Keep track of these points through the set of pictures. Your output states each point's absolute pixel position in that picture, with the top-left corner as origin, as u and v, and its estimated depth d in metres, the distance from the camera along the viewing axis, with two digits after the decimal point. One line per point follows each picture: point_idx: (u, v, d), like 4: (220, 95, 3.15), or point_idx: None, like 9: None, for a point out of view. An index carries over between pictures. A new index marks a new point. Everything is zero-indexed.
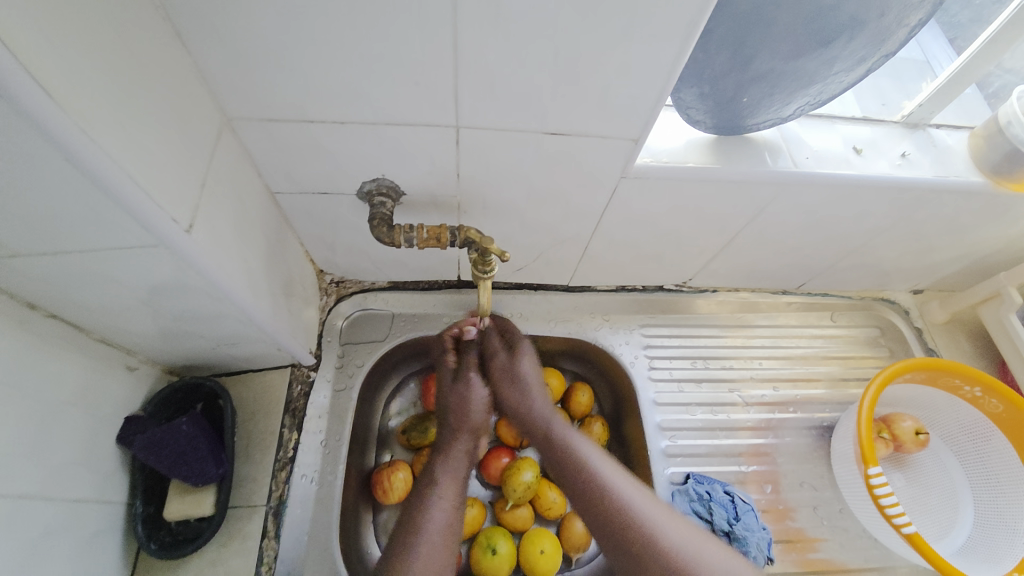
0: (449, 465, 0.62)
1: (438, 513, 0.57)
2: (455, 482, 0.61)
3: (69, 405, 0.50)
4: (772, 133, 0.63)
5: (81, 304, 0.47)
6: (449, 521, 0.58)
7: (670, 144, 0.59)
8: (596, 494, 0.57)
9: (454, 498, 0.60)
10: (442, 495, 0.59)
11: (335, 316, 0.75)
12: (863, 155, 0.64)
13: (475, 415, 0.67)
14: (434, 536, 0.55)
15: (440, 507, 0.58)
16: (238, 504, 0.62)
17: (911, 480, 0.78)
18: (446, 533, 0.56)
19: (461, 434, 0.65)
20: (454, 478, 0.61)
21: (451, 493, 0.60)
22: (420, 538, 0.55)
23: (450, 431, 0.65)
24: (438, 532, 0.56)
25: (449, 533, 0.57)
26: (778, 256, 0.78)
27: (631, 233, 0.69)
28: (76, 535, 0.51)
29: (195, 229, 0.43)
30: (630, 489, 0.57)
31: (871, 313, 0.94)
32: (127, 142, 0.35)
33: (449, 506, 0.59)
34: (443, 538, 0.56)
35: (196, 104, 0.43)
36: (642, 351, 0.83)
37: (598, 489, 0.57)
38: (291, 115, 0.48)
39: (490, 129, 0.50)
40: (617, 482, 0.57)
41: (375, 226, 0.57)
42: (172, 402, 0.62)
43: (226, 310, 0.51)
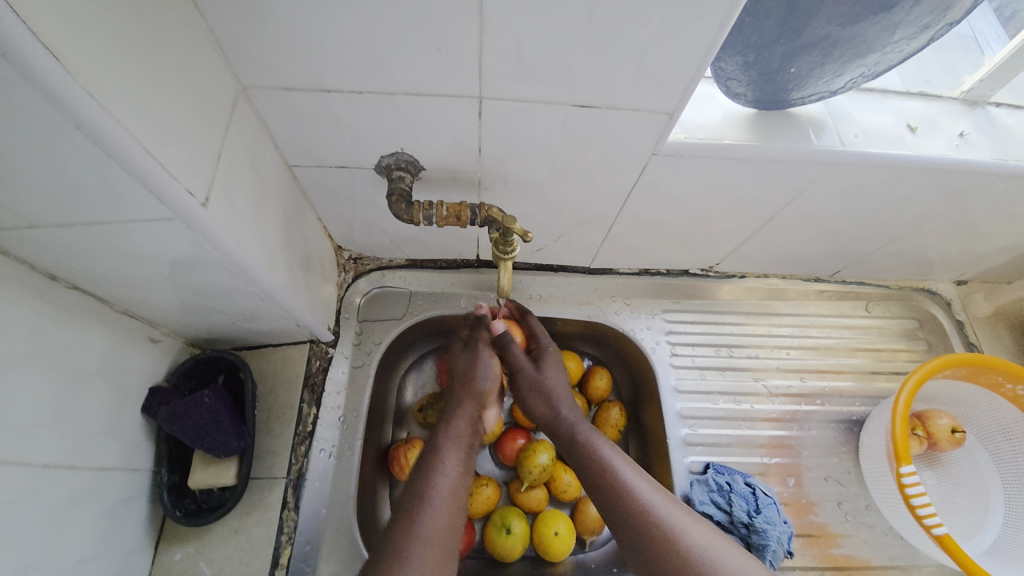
0: (454, 434, 0.61)
1: (445, 477, 0.56)
2: (460, 452, 0.59)
3: (94, 375, 0.51)
4: (818, 108, 0.59)
5: (102, 277, 0.47)
6: (455, 486, 0.56)
7: (706, 119, 0.55)
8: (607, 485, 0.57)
9: (460, 464, 0.58)
10: (448, 461, 0.58)
11: (353, 293, 0.75)
12: (917, 134, 0.59)
13: (483, 386, 0.66)
14: (441, 500, 0.54)
15: (447, 473, 0.57)
16: (259, 476, 0.63)
17: (943, 478, 0.74)
18: (453, 497, 0.55)
19: (467, 402, 0.64)
20: (459, 446, 0.60)
21: (457, 461, 0.58)
22: (429, 503, 0.53)
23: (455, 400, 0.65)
24: (445, 497, 0.55)
25: (455, 498, 0.55)
26: (814, 241, 0.74)
27: (658, 214, 0.65)
28: (103, 500, 0.52)
29: (211, 202, 0.42)
30: (638, 481, 0.57)
31: (910, 304, 0.89)
32: (140, 110, 0.34)
33: (456, 470, 0.57)
34: (450, 502, 0.55)
35: (211, 71, 0.42)
36: (664, 337, 0.81)
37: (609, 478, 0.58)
38: (308, 84, 0.46)
39: (514, 101, 0.48)
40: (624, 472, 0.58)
41: (393, 202, 0.55)
42: (195, 374, 0.63)
43: (244, 285, 0.51)
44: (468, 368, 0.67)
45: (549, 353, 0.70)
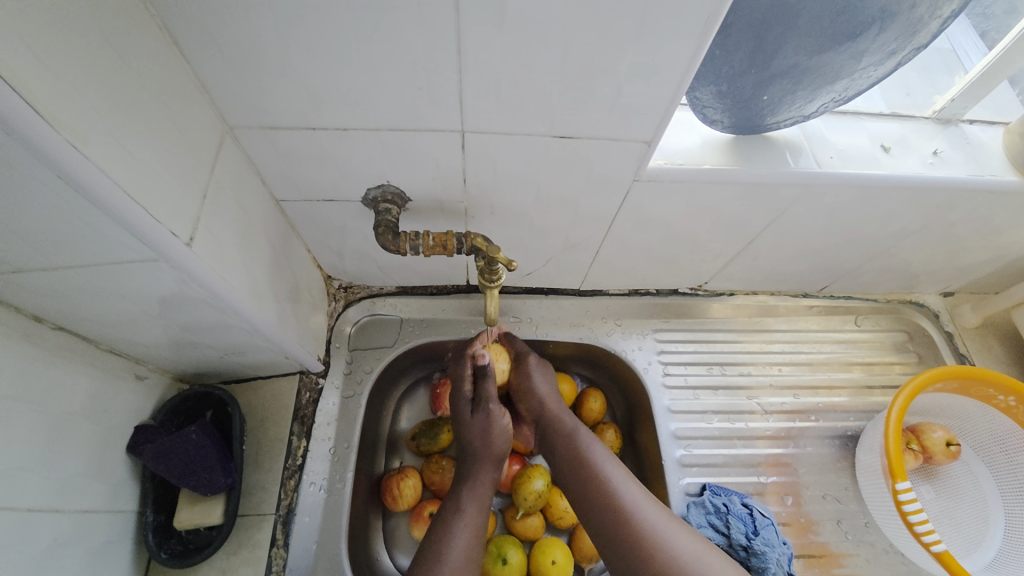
0: (476, 491, 0.61)
1: (462, 540, 0.56)
2: (479, 513, 0.59)
3: (79, 416, 0.50)
4: (793, 132, 0.60)
5: (87, 317, 0.47)
6: (473, 549, 0.56)
7: (685, 145, 0.57)
8: (615, 516, 0.54)
9: (478, 525, 0.58)
10: (465, 522, 0.58)
11: (343, 322, 0.75)
12: (891, 154, 0.61)
13: (500, 440, 0.65)
14: (457, 566, 0.54)
15: (463, 537, 0.56)
16: (247, 513, 0.61)
17: (940, 492, 0.74)
18: (470, 560, 0.55)
19: (485, 460, 0.63)
20: (478, 504, 0.60)
21: (475, 523, 0.58)
22: (444, 569, 0.53)
23: (473, 455, 0.64)
24: (461, 563, 0.54)
25: (471, 561, 0.55)
26: (799, 259, 0.75)
27: (644, 236, 0.66)
28: (86, 545, 0.51)
29: (196, 242, 0.42)
30: (645, 507, 0.55)
31: (899, 317, 0.90)
32: (123, 157, 0.35)
33: (474, 534, 0.57)
34: (470, 564, 0.55)
35: (195, 113, 0.43)
36: (656, 357, 0.81)
37: (615, 510, 0.54)
38: (293, 123, 0.47)
39: (496, 133, 0.49)
40: (631, 499, 0.55)
41: (380, 234, 0.56)
42: (181, 410, 0.62)
43: (230, 320, 0.51)
44: (478, 424, 0.65)
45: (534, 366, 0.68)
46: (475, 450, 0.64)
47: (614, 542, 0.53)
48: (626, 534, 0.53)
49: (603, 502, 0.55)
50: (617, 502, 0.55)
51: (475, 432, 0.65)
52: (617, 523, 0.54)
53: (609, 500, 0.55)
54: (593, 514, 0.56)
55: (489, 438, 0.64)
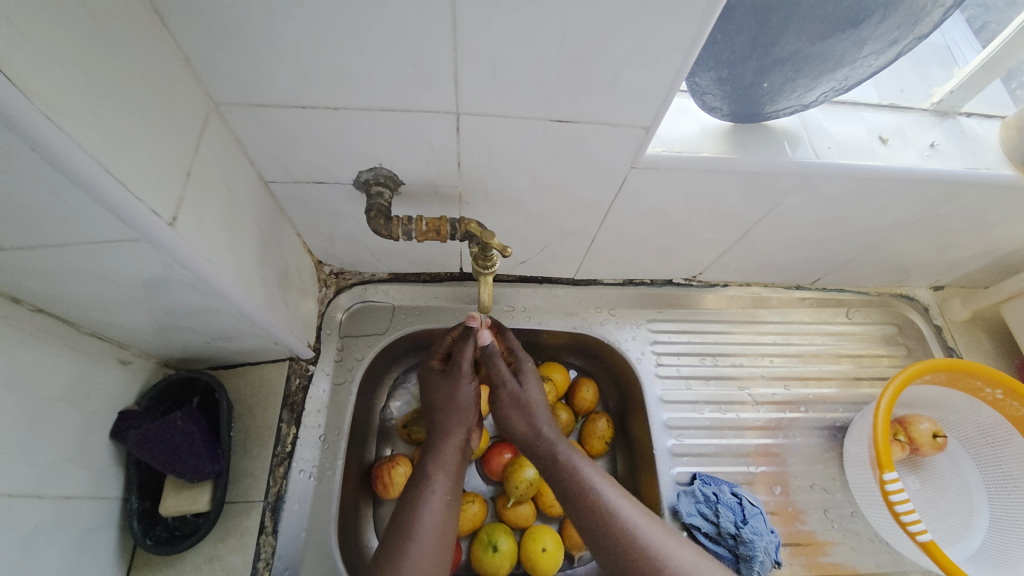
0: (444, 458, 0.61)
1: (431, 511, 0.56)
2: (447, 481, 0.59)
3: (60, 400, 0.49)
4: (792, 121, 0.60)
5: (67, 299, 0.45)
6: (442, 519, 0.57)
7: (683, 132, 0.56)
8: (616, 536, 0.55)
9: (447, 493, 0.59)
10: (434, 492, 0.58)
11: (334, 308, 0.74)
12: (888, 145, 0.61)
13: (468, 409, 0.65)
14: (426, 537, 0.54)
15: (432, 507, 0.57)
16: (235, 500, 0.61)
17: (925, 483, 0.75)
18: (440, 530, 0.56)
19: (452, 429, 0.63)
20: (446, 472, 0.60)
21: (444, 491, 0.59)
22: (415, 542, 0.54)
23: (440, 423, 0.64)
24: (429, 533, 0.55)
25: (442, 530, 0.56)
26: (794, 250, 0.75)
27: (640, 225, 0.66)
28: (69, 531, 0.50)
29: (179, 222, 0.41)
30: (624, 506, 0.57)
31: (889, 310, 0.90)
32: (101, 130, 0.33)
33: (443, 502, 0.58)
34: (439, 535, 0.55)
35: (179, 88, 0.41)
36: (649, 347, 0.81)
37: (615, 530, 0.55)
38: (282, 100, 0.45)
39: (492, 116, 0.48)
40: (630, 519, 0.56)
41: (371, 218, 0.54)
42: (167, 396, 0.61)
43: (216, 304, 0.49)
44: (446, 388, 0.65)
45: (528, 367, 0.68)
46: (440, 416, 0.65)
47: (615, 561, 0.54)
48: (628, 553, 0.54)
49: (602, 520, 0.56)
50: (617, 520, 0.56)
51: (442, 396, 0.65)
52: (618, 541, 0.54)
53: (608, 519, 0.56)
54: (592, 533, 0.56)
55: (453, 401, 0.65)
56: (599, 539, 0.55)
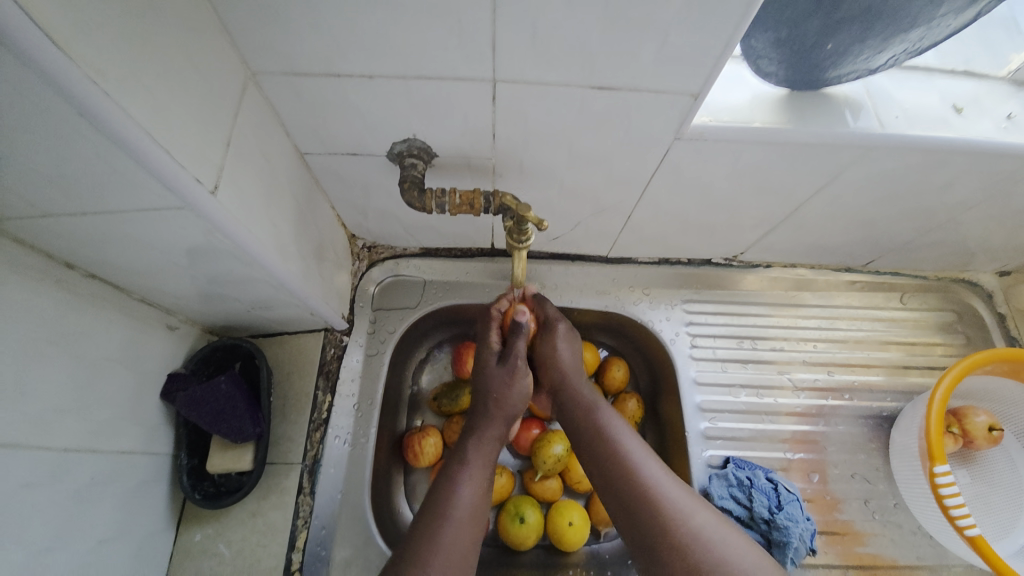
0: (482, 446, 0.60)
1: (469, 495, 0.55)
2: (484, 466, 0.58)
3: (114, 362, 0.52)
4: (855, 87, 0.55)
5: (118, 266, 0.47)
6: (479, 503, 0.55)
7: (732, 101, 0.52)
8: (633, 487, 0.53)
9: (485, 480, 0.57)
10: (472, 476, 0.57)
11: (367, 282, 0.75)
12: (963, 115, 0.55)
13: (517, 404, 0.63)
14: (461, 520, 0.53)
15: (469, 490, 0.55)
16: (275, 461, 0.64)
17: (977, 477, 0.71)
18: (474, 515, 0.54)
19: (494, 415, 0.62)
20: (484, 459, 0.59)
21: (481, 476, 0.57)
22: (449, 522, 0.52)
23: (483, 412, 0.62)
24: (466, 514, 0.53)
25: (477, 516, 0.54)
26: (846, 230, 0.70)
27: (681, 201, 0.63)
28: (124, 483, 0.53)
29: (220, 190, 0.41)
30: (666, 483, 0.53)
31: (948, 296, 0.84)
32: (144, 96, 0.33)
33: (480, 487, 0.56)
34: (472, 520, 0.53)
35: (218, 55, 0.41)
36: (683, 328, 0.78)
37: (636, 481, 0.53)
38: (317, 68, 0.45)
39: (529, 83, 0.46)
40: (653, 476, 0.54)
41: (406, 189, 0.54)
42: (212, 360, 0.64)
43: (256, 273, 0.51)
44: (497, 379, 0.63)
45: (562, 330, 0.65)
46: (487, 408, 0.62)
47: (634, 514, 0.52)
48: (645, 506, 0.51)
49: (624, 472, 0.54)
50: (637, 475, 0.53)
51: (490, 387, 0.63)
52: (637, 494, 0.52)
53: (630, 471, 0.54)
54: (614, 486, 0.54)
55: (503, 395, 0.62)
56: (617, 486, 0.54)
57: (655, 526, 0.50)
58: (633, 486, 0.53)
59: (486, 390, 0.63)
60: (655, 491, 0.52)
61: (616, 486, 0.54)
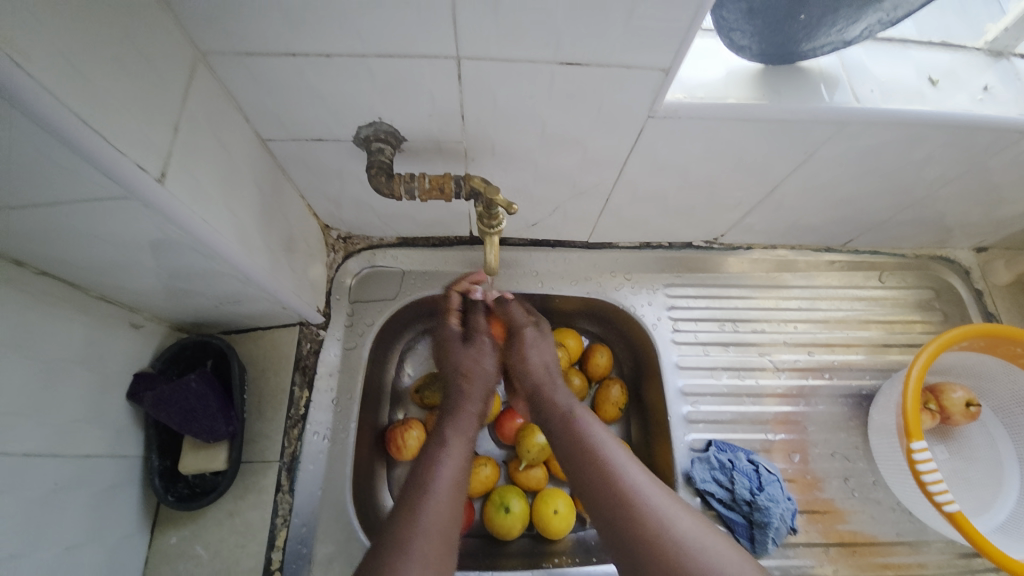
0: (460, 424, 0.59)
1: (449, 467, 0.54)
2: (465, 443, 0.57)
3: (73, 362, 0.50)
4: (831, 61, 0.54)
5: (70, 262, 0.45)
6: (460, 476, 0.54)
7: (706, 78, 0.51)
8: (616, 494, 0.51)
9: (464, 455, 0.56)
10: (453, 452, 0.55)
11: (343, 274, 0.73)
12: (938, 87, 0.55)
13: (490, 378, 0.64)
14: (444, 492, 0.51)
15: (450, 464, 0.54)
16: (252, 459, 0.62)
17: (954, 452, 0.72)
18: (456, 487, 0.53)
19: (472, 395, 0.62)
20: (464, 437, 0.58)
21: (462, 452, 0.56)
22: (431, 495, 0.51)
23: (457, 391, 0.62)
24: (449, 487, 0.52)
25: (458, 488, 0.53)
26: (825, 209, 0.70)
27: (658, 182, 0.62)
28: (91, 488, 0.52)
29: (168, 178, 0.39)
30: (649, 490, 0.52)
31: (926, 273, 0.85)
32: (74, 77, 0.31)
33: (459, 462, 0.55)
34: (454, 491, 0.52)
35: (160, 35, 0.38)
36: (666, 313, 0.78)
37: (617, 487, 0.52)
38: (273, 49, 0.42)
39: (496, 60, 0.44)
40: (635, 481, 0.52)
41: (372, 174, 0.51)
42: (181, 359, 0.62)
43: (218, 267, 0.49)
44: (469, 356, 0.65)
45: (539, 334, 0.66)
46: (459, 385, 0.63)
47: (615, 522, 0.50)
48: (627, 512, 0.50)
49: (607, 477, 0.53)
50: (619, 479, 0.52)
51: (464, 363, 0.64)
52: (619, 500, 0.51)
53: (610, 477, 0.53)
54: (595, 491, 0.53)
55: (475, 370, 0.64)
56: (599, 491, 0.52)
57: (638, 534, 0.49)
58: (615, 492, 0.51)
59: (461, 367, 0.64)
60: (637, 497, 0.51)
61: (597, 492, 0.52)
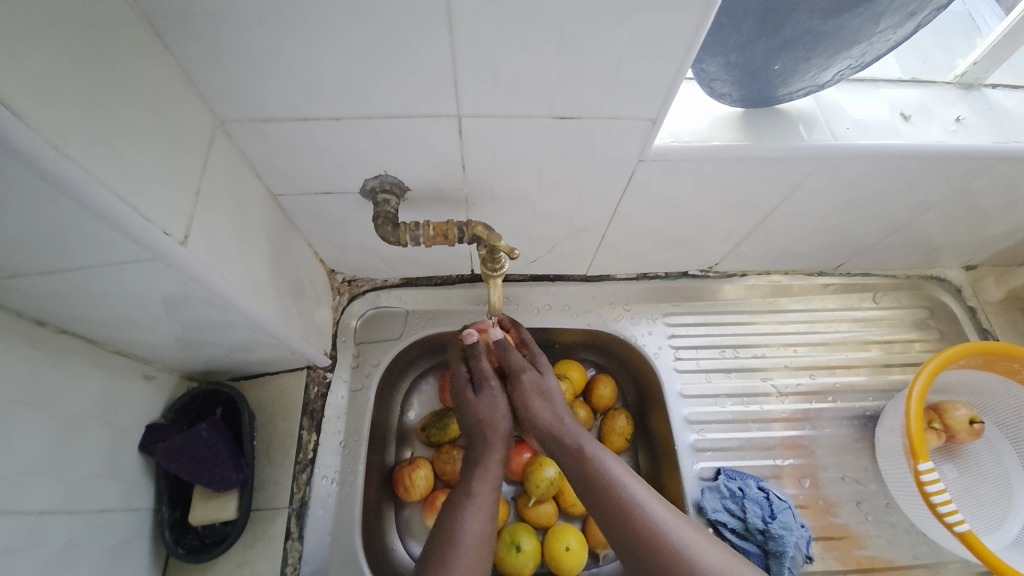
0: (485, 474, 0.59)
1: (474, 522, 0.55)
2: (491, 494, 0.58)
3: (89, 417, 0.51)
4: (807, 102, 0.57)
5: (89, 320, 0.47)
6: (485, 533, 0.55)
7: (692, 123, 0.54)
8: (637, 528, 0.52)
9: (490, 508, 0.57)
10: (478, 505, 0.56)
11: (349, 315, 0.74)
12: (912, 121, 0.58)
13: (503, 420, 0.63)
14: (470, 548, 0.53)
15: (476, 518, 0.55)
16: (261, 507, 0.62)
17: (963, 471, 0.72)
18: (482, 542, 0.54)
19: (494, 443, 0.61)
20: (489, 487, 0.59)
21: (488, 504, 0.57)
22: (458, 551, 0.52)
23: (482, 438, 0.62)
24: (475, 543, 0.53)
25: (484, 545, 0.54)
26: (814, 235, 0.72)
27: (652, 218, 0.64)
28: (102, 544, 0.51)
29: (191, 240, 0.41)
30: (672, 525, 0.52)
31: (919, 293, 0.87)
32: (108, 155, 0.34)
33: (486, 517, 0.56)
34: (480, 549, 0.53)
35: (184, 109, 0.42)
36: (666, 341, 0.79)
37: (639, 525, 0.52)
38: (285, 114, 0.45)
39: (494, 116, 0.47)
40: (657, 515, 0.53)
41: (379, 225, 0.54)
42: (192, 408, 0.62)
43: (233, 318, 0.50)
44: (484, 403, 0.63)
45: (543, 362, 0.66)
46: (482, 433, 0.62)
47: (639, 555, 0.51)
48: (651, 545, 0.51)
49: (626, 512, 0.53)
50: (642, 515, 0.53)
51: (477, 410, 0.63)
52: (641, 534, 0.52)
53: (631, 513, 0.53)
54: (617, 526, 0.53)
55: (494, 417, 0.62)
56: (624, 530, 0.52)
57: (662, 565, 0.50)
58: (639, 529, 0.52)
59: (478, 415, 0.62)
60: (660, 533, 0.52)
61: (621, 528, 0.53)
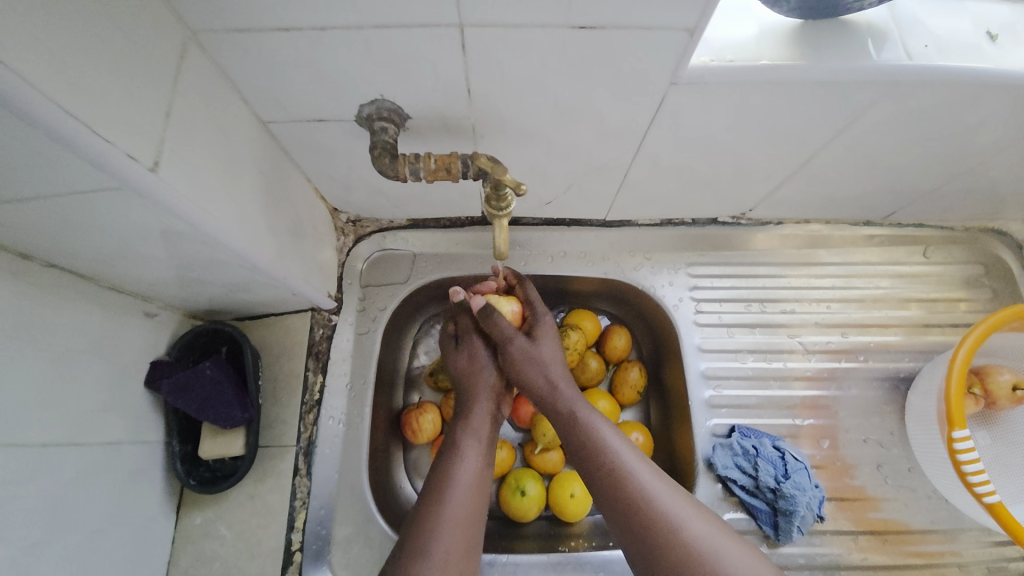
0: (472, 427, 0.58)
1: (465, 470, 0.54)
2: (479, 444, 0.57)
3: (89, 353, 0.50)
4: (878, 13, 0.48)
5: (75, 254, 0.45)
6: (477, 478, 0.55)
7: (735, 39, 0.46)
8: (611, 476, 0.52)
9: (480, 458, 0.56)
10: (466, 454, 0.56)
11: (354, 258, 0.71)
12: (1001, 41, 0.48)
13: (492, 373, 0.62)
14: (461, 494, 0.52)
15: (465, 466, 0.55)
16: (270, 444, 0.63)
17: (997, 438, 0.67)
18: (474, 488, 0.54)
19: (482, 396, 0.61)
20: (477, 439, 0.58)
21: (477, 454, 0.56)
22: (447, 500, 0.52)
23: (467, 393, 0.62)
24: (466, 489, 0.53)
25: (476, 490, 0.54)
26: (864, 180, 0.64)
27: (680, 155, 0.57)
28: (114, 473, 0.53)
29: (163, 167, 0.38)
30: (657, 488, 0.51)
31: (975, 248, 0.78)
32: (53, 62, 0.29)
33: (475, 464, 0.56)
34: (472, 494, 0.53)
35: (144, 14, 0.36)
36: (688, 293, 0.74)
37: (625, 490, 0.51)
38: (263, 22, 0.40)
39: (501, 25, 0.40)
40: (645, 482, 0.52)
41: (375, 156, 0.49)
42: (196, 346, 0.62)
43: (222, 255, 0.48)
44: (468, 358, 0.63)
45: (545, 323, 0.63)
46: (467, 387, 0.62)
47: (628, 526, 0.50)
48: (638, 515, 0.50)
49: (613, 480, 0.52)
50: (628, 481, 0.52)
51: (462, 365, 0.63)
52: (628, 503, 0.51)
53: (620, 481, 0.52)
54: (601, 491, 0.53)
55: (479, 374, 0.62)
56: (608, 494, 0.52)
57: (648, 532, 0.49)
58: (623, 496, 0.51)
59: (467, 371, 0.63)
60: (647, 497, 0.51)
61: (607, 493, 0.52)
